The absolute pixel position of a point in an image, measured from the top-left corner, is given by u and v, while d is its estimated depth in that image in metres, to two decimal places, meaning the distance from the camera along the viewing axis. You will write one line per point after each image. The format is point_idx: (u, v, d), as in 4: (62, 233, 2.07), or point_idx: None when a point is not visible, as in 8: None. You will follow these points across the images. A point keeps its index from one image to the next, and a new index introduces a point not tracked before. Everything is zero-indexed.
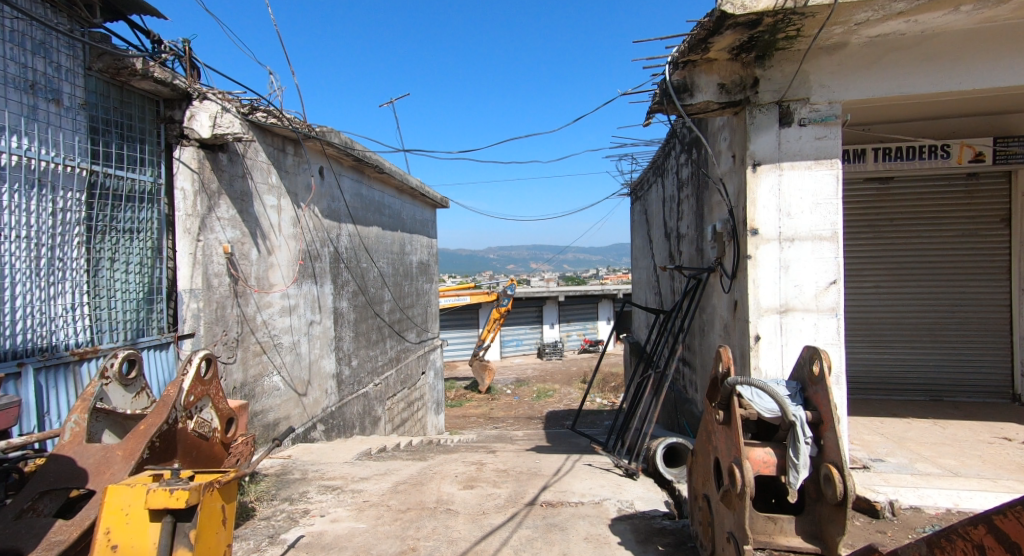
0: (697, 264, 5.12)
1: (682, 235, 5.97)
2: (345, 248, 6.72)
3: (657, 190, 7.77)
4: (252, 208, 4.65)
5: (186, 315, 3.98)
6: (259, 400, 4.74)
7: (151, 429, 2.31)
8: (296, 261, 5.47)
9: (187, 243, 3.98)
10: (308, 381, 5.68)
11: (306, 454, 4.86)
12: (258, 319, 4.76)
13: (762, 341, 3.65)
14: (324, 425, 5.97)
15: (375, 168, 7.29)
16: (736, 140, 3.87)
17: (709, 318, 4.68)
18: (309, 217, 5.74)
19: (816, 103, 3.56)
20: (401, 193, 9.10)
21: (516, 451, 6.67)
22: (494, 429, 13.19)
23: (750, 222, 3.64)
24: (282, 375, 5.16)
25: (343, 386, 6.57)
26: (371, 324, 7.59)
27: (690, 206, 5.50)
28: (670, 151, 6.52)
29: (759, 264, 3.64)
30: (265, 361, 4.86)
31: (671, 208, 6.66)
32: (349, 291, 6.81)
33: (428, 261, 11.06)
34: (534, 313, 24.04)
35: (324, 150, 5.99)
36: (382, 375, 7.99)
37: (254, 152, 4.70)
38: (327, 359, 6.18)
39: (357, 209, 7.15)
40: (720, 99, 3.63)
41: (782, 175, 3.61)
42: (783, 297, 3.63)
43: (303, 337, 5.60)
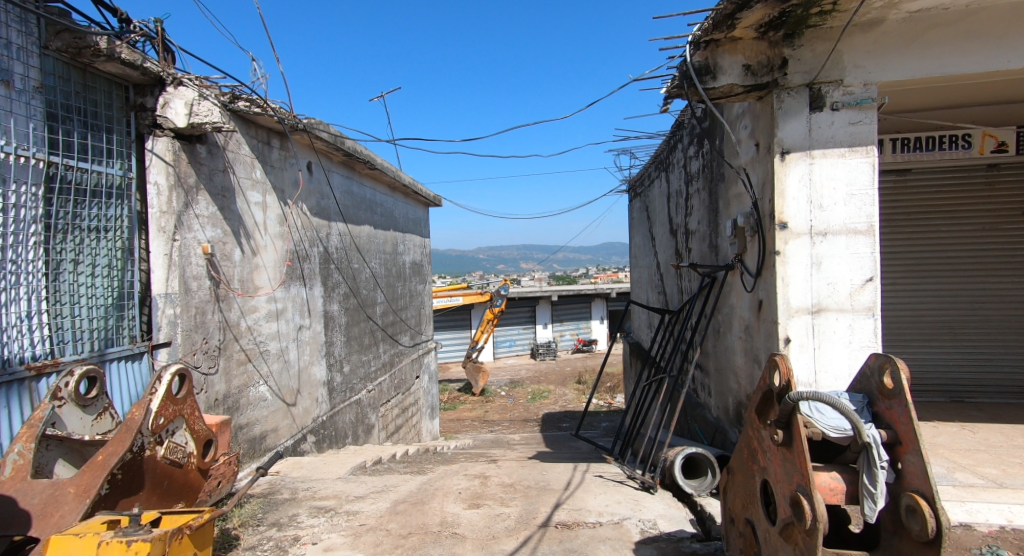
0: (711, 261, 4.84)
1: (691, 231, 5.69)
2: (335, 248, 6.38)
3: (660, 185, 7.48)
4: (233, 204, 4.31)
5: (161, 322, 3.64)
6: (245, 412, 4.40)
7: (111, 460, 1.98)
8: (284, 262, 5.12)
9: (162, 244, 3.64)
10: (297, 390, 5.34)
11: (296, 470, 4.52)
12: (242, 326, 4.42)
13: (792, 344, 3.35)
14: (316, 437, 5.64)
15: (366, 163, 6.94)
16: (760, 126, 3.59)
17: (726, 318, 4.40)
18: (297, 215, 5.40)
19: (850, 85, 3.27)
20: (393, 190, 8.76)
21: (518, 460, 6.36)
22: (489, 433, 12.88)
23: (779, 215, 3.34)
24: (269, 385, 4.82)
25: (334, 394, 6.24)
26: (363, 328, 7.25)
27: (702, 200, 5.22)
28: (677, 143, 6.24)
29: (789, 261, 3.35)
30: (251, 371, 4.52)
31: (677, 204, 6.38)
32: (340, 293, 6.47)
33: (421, 261, 10.72)
34: (527, 314, 23.74)
35: (312, 144, 5.65)
36: (376, 381, 7.65)
37: (236, 144, 4.37)
38: (318, 366, 5.84)
39: (348, 207, 6.81)
40: (745, 81, 3.34)
41: (813, 164, 3.32)
42: (815, 296, 3.33)
43: (291, 343, 5.26)
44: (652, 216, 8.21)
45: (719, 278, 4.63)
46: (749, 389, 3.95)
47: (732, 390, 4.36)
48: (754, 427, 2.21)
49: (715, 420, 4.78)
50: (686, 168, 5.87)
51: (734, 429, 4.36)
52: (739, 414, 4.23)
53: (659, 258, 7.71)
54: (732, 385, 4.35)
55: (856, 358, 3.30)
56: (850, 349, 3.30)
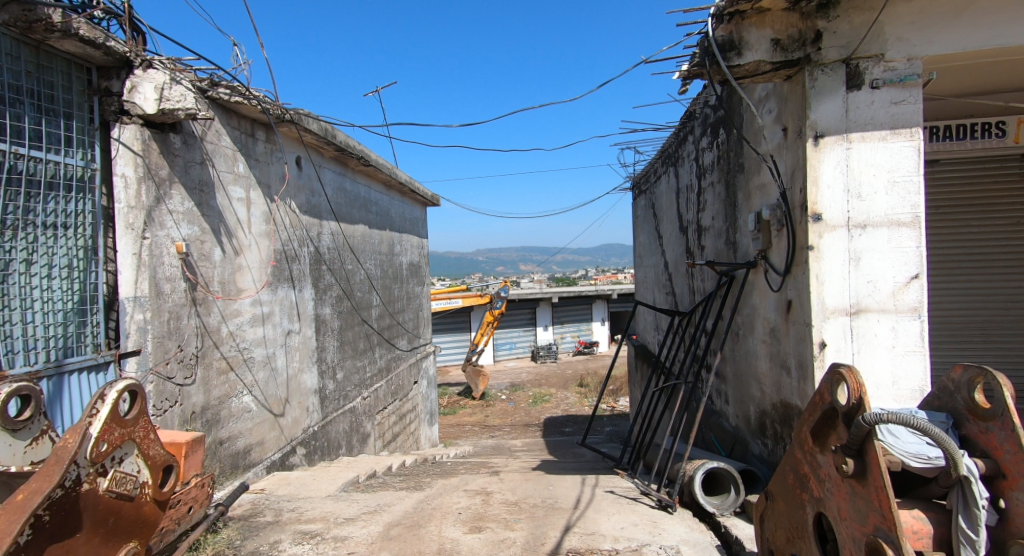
0: (729, 259, 4.51)
1: (705, 228, 5.36)
2: (327, 248, 6.04)
3: (667, 180, 7.15)
4: (212, 200, 3.97)
5: (129, 328, 3.29)
6: (226, 425, 4.06)
7: (33, 501, 1.63)
8: (269, 262, 4.77)
9: (130, 242, 3.30)
10: (286, 399, 5.00)
11: (282, 487, 4.18)
12: (222, 331, 4.08)
13: (828, 349, 3.02)
14: (306, 449, 5.30)
15: (360, 159, 6.61)
16: (789, 109, 3.26)
17: (748, 320, 4.07)
18: (284, 212, 5.05)
19: (892, 60, 2.94)
20: (388, 188, 8.43)
21: (521, 471, 6.02)
22: (490, 439, 12.54)
23: (812, 206, 3.01)
24: (254, 395, 4.47)
25: (326, 402, 5.89)
26: (358, 331, 6.90)
27: (717, 193, 4.89)
28: (687, 135, 5.92)
29: (824, 256, 3.02)
30: (233, 380, 4.18)
31: (688, 199, 6.05)
32: (332, 296, 6.13)
33: (419, 262, 10.37)
34: (528, 316, 23.40)
35: (301, 137, 5.32)
36: (372, 387, 7.32)
37: (216, 135, 4.04)
38: (308, 373, 5.49)
39: (340, 205, 6.48)
40: (774, 58, 3.01)
41: (851, 149, 2.99)
42: (853, 296, 3.00)
43: (279, 350, 4.92)
44: (659, 213, 7.89)
45: (738, 276, 4.30)
46: (776, 397, 3.62)
47: (755, 398, 4.04)
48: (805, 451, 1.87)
49: (734, 429, 4.46)
50: (697, 160, 5.54)
51: (757, 440, 4.03)
52: (763, 424, 3.90)
53: (667, 256, 7.38)
54: (755, 393, 4.02)
55: (900, 365, 2.96)
56: (893, 354, 2.97)
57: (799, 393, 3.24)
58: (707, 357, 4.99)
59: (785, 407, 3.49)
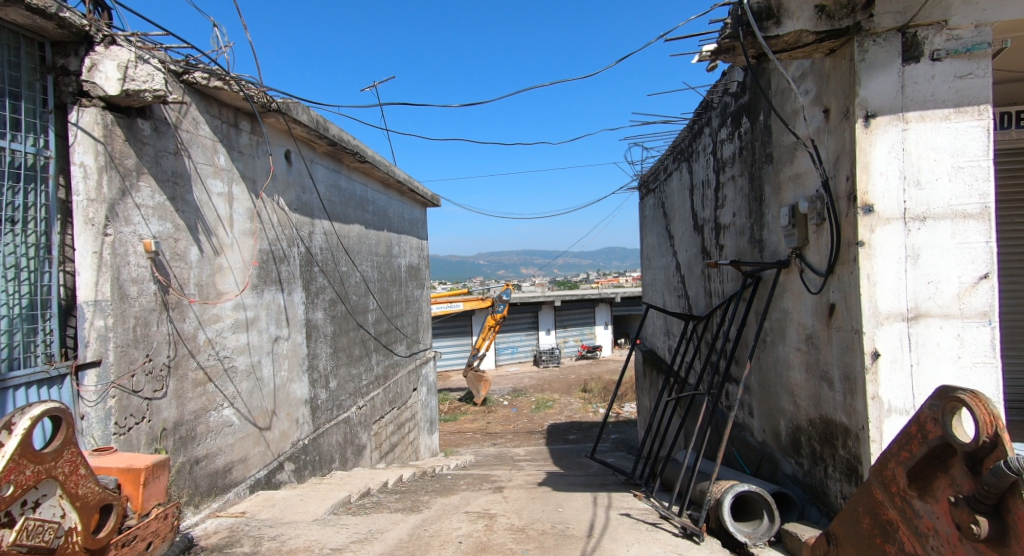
0: (755, 258, 4.13)
1: (724, 227, 4.99)
2: (319, 249, 5.67)
3: (680, 177, 6.77)
4: (188, 194, 3.60)
5: (88, 336, 2.90)
6: (204, 442, 3.69)
7: None
8: (253, 262, 4.39)
9: (90, 240, 2.92)
10: (273, 411, 4.62)
11: (265, 510, 3.80)
12: (200, 339, 3.70)
13: (882, 360, 2.65)
14: (295, 464, 4.92)
15: (355, 154, 6.25)
16: (832, 87, 2.89)
17: (779, 325, 3.70)
18: (271, 210, 4.68)
19: (957, 28, 2.59)
20: (386, 187, 8.06)
21: (527, 486, 5.63)
22: (492, 447, 12.17)
23: (863, 196, 2.65)
24: (236, 407, 4.10)
25: (318, 412, 5.52)
26: (353, 337, 6.53)
27: (739, 188, 4.52)
28: (703, 127, 5.56)
29: (876, 253, 2.65)
30: (212, 392, 3.80)
31: (704, 196, 5.67)
32: (325, 299, 5.76)
33: (419, 265, 10.00)
34: (530, 320, 23.02)
35: (290, 130, 4.95)
36: (368, 396, 6.94)
37: (194, 124, 3.66)
38: (298, 382, 5.12)
39: (334, 203, 6.11)
40: (818, 27, 2.64)
41: (907, 130, 2.63)
42: (911, 298, 2.64)
43: (265, 358, 4.55)
44: (670, 213, 7.52)
45: (766, 277, 3.93)
46: (815, 412, 3.25)
47: (787, 411, 3.67)
48: (887, 494, 1.59)
49: (761, 445, 4.09)
50: (715, 154, 5.18)
51: (789, 458, 3.66)
52: (797, 441, 3.53)
53: (679, 258, 7.01)
54: (787, 405, 3.65)
55: (966, 378, 2.61)
56: (958, 366, 2.62)
57: (844, 409, 2.87)
58: (727, 365, 4.62)
59: (826, 424, 3.12)
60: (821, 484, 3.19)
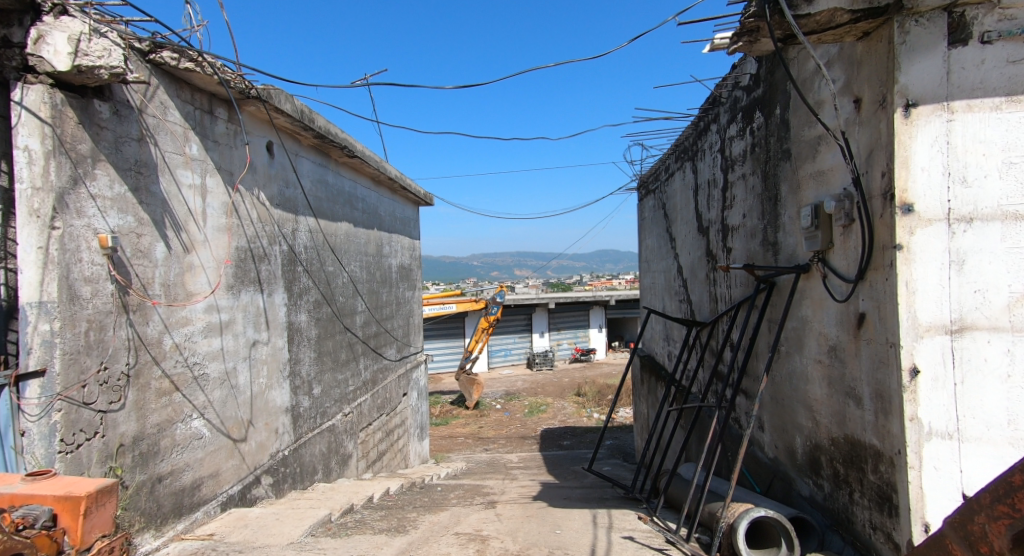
0: (770, 262, 3.85)
1: (732, 228, 4.72)
2: (303, 248, 5.35)
3: (683, 177, 6.50)
4: (154, 184, 3.29)
5: (31, 342, 2.59)
6: (168, 457, 3.38)
7: None
8: (225, 261, 4.01)
9: (34, 233, 2.59)
10: (249, 421, 4.31)
11: (236, 532, 3.49)
12: (166, 344, 3.39)
13: (922, 377, 2.37)
14: (273, 478, 4.61)
15: (342, 148, 5.93)
16: (864, 73, 2.61)
17: (796, 334, 3.42)
18: (250, 204, 4.37)
19: (1010, 7, 2.32)
20: (377, 183, 7.76)
21: (521, 501, 5.32)
22: (484, 453, 11.87)
23: (902, 194, 2.37)
24: (207, 418, 3.79)
25: (300, 421, 5.20)
26: (339, 341, 6.22)
27: (751, 186, 4.24)
28: (710, 123, 5.27)
29: (917, 258, 2.37)
30: (179, 402, 3.50)
31: (710, 196, 5.39)
32: (309, 301, 5.44)
33: (411, 265, 9.69)
34: (523, 322, 22.73)
35: (272, 120, 4.64)
36: (354, 402, 6.62)
37: (161, 109, 3.35)
38: (278, 390, 4.81)
39: (321, 199, 5.80)
40: (854, 5, 2.36)
41: (952, 121, 2.37)
42: (955, 308, 2.38)
43: (241, 364, 4.23)
44: (671, 214, 7.25)
45: (781, 283, 3.66)
46: (838, 431, 2.97)
47: (804, 428, 3.39)
48: (962, 541, 1.64)
49: (772, 462, 3.81)
50: (722, 152, 4.91)
51: (805, 478, 3.38)
52: (816, 461, 3.25)
53: (681, 261, 6.74)
54: (804, 421, 3.38)
55: (1015, 398, 2.36)
56: (1007, 386, 2.36)
57: (874, 429, 2.58)
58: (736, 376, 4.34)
59: (851, 445, 2.84)
60: (845, 510, 2.91)
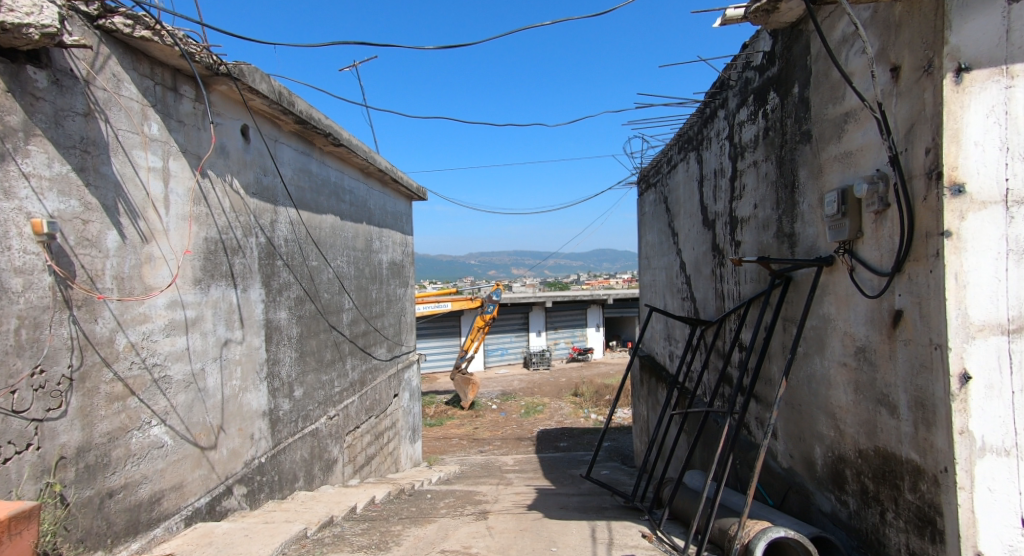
0: (785, 255, 3.54)
1: (742, 220, 4.40)
2: (283, 240, 5.01)
3: (686, 168, 6.20)
4: (105, 165, 2.97)
5: None
6: (121, 469, 3.04)
7: None
8: (185, 251, 3.62)
9: None
10: (219, 427, 3.97)
11: (198, 551, 3.16)
12: (119, 344, 3.05)
13: (974, 385, 2.05)
14: (247, 488, 4.28)
15: (327, 136, 5.59)
16: (898, 36, 2.28)
17: (818, 333, 3.10)
18: (221, 192, 4.04)
19: None
20: (366, 175, 7.42)
21: (515, 512, 5.00)
22: (479, 455, 11.56)
23: (952, 173, 2.05)
24: (169, 424, 3.46)
25: (279, 426, 4.87)
26: (324, 340, 5.88)
27: (764, 173, 3.93)
28: (717, 108, 4.95)
29: (969, 247, 2.06)
30: (135, 408, 3.16)
31: (716, 187, 5.07)
32: (290, 297, 5.10)
33: (403, 262, 9.35)
34: (520, 321, 22.40)
35: (247, 102, 4.30)
36: (340, 405, 6.29)
37: (113, 82, 3.04)
38: (254, 393, 4.47)
39: (303, 190, 5.45)
40: None
41: (1010, 90, 2.07)
42: (1012, 303, 2.08)
43: (211, 366, 3.89)
44: (674, 207, 6.92)
45: (800, 277, 3.35)
46: (867, 442, 2.65)
47: (825, 437, 3.08)
48: None
49: (787, 473, 3.50)
50: (731, 139, 4.58)
51: (826, 493, 3.07)
52: (840, 474, 2.94)
53: (685, 256, 6.43)
54: (825, 430, 3.06)
55: None
56: None
57: (912, 442, 2.26)
58: (748, 379, 4.01)
59: (882, 459, 2.52)
60: (876, 531, 2.59)
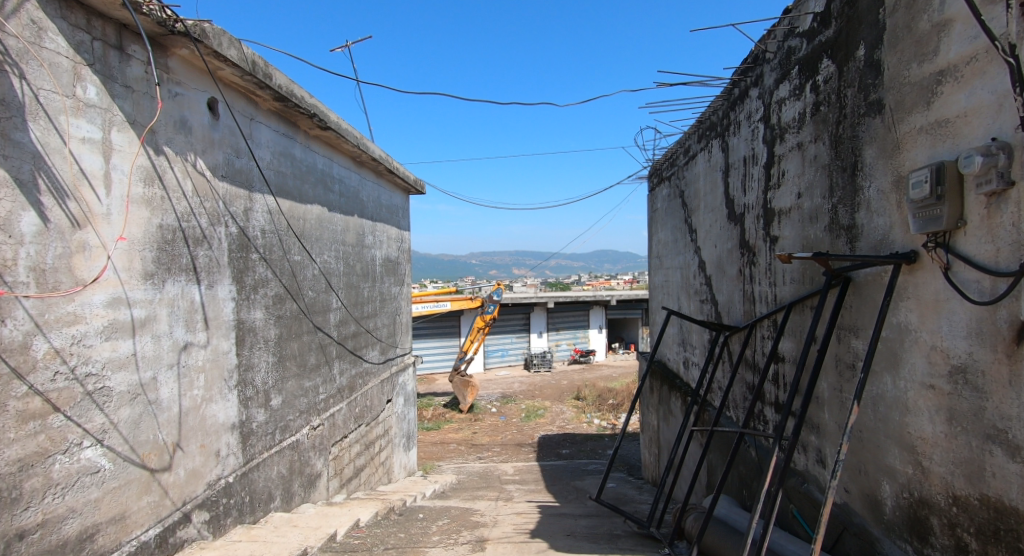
0: (844, 250, 2.98)
1: (781, 212, 3.84)
2: (259, 231, 4.43)
3: (707, 158, 5.66)
4: (18, 131, 2.46)
5: None
6: (36, 503, 2.53)
7: None
8: (123, 239, 2.98)
9: None
10: (175, 445, 3.41)
11: None
12: (38, 351, 2.53)
13: None
14: (210, 514, 3.71)
15: (312, 116, 5.04)
16: None
17: (891, 347, 2.55)
18: (185, 174, 3.48)
19: None
20: (358, 164, 6.86)
21: (516, 541, 4.43)
22: (477, 463, 11.02)
23: None
24: (108, 445, 2.88)
25: (251, 440, 4.31)
26: (307, 342, 5.33)
27: (811, 156, 3.37)
28: (749, 87, 4.41)
29: None
30: (58, 428, 2.61)
31: (746, 176, 4.52)
32: (267, 295, 4.54)
33: (398, 259, 8.78)
34: (521, 322, 21.82)
35: (216, 71, 3.74)
36: (325, 414, 5.73)
37: (31, 31, 2.52)
38: (221, 403, 3.90)
39: (284, 175, 4.89)
40: None
41: None
42: None
43: (165, 374, 3.33)
44: (692, 202, 6.36)
45: (866, 278, 2.80)
46: (967, 488, 2.18)
47: (900, 473, 2.53)
48: None
49: (840, 511, 2.96)
50: (768, 119, 4.03)
51: (901, 542, 2.54)
52: (926, 522, 2.39)
53: (704, 255, 5.88)
54: (900, 466, 2.53)
55: None
56: None
57: None
58: (795, 402, 3.46)
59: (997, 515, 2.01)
60: None
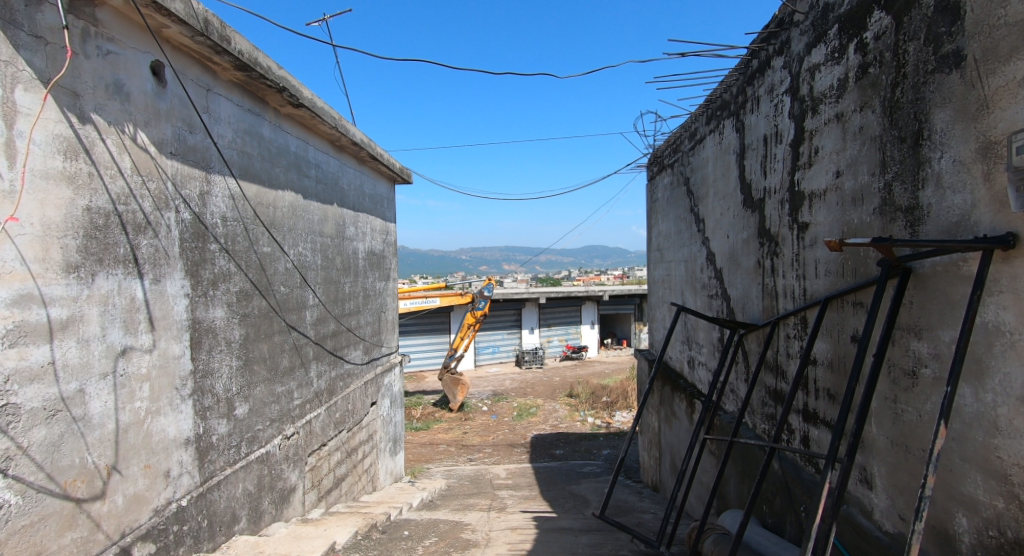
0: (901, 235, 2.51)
1: (813, 194, 3.36)
2: (219, 218, 3.89)
3: (718, 140, 5.19)
4: None
5: None
6: None
7: None
8: (16, 220, 2.43)
9: None
10: (110, 469, 2.88)
11: None
12: None
13: None
14: (156, 545, 3.20)
15: (281, 91, 4.51)
16: None
17: (976, 352, 2.08)
18: (122, 148, 2.96)
19: None
20: (337, 149, 6.33)
21: None
22: (469, 465, 10.55)
23: None
24: (15, 474, 2.41)
25: (211, 456, 3.78)
26: (280, 343, 4.80)
27: (855, 126, 2.88)
28: (772, 56, 3.92)
29: None
30: None
31: (767, 157, 4.04)
32: (230, 291, 4.01)
33: (383, 253, 8.25)
34: (513, 318, 21.35)
35: (161, 29, 3.20)
36: (301, 421, 5.21)
37: None
38: (172, 416, 3.36)
39: (249, 156, 4.35)
40: None
41: None
42: None
43: (96, 386, 2.79)
44: (699, 190, 5.89)
45: (936, 267, 2.33)
46: None
47: (984, 507, 2.06)
48: None
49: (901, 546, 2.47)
50: (796, 90, 3.56)
51: None
52: None
53: (714, 246, 5.40)
54: (986, 498, 2.06)
55: None
56: None
57: None
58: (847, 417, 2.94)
59: None
60: None
